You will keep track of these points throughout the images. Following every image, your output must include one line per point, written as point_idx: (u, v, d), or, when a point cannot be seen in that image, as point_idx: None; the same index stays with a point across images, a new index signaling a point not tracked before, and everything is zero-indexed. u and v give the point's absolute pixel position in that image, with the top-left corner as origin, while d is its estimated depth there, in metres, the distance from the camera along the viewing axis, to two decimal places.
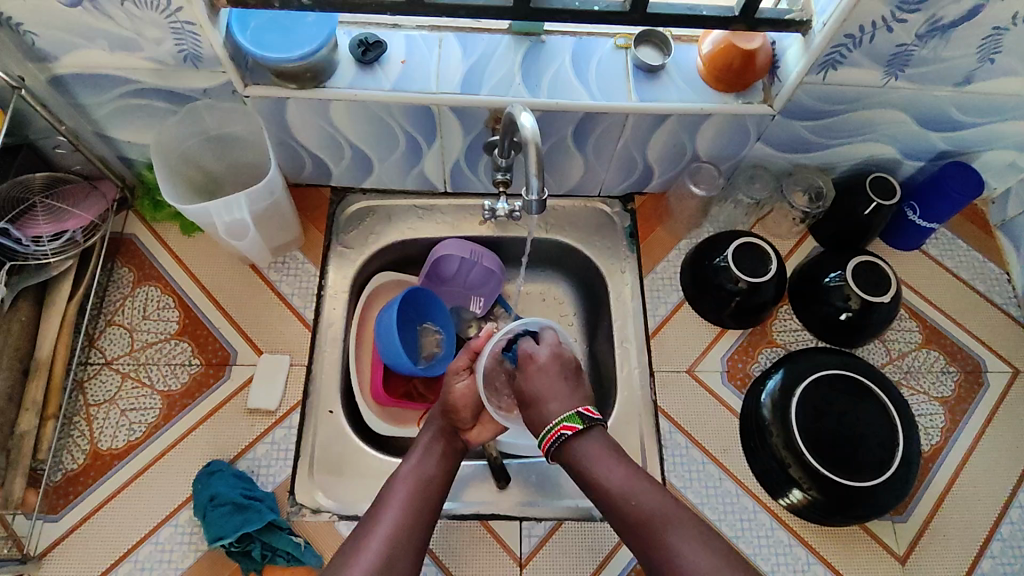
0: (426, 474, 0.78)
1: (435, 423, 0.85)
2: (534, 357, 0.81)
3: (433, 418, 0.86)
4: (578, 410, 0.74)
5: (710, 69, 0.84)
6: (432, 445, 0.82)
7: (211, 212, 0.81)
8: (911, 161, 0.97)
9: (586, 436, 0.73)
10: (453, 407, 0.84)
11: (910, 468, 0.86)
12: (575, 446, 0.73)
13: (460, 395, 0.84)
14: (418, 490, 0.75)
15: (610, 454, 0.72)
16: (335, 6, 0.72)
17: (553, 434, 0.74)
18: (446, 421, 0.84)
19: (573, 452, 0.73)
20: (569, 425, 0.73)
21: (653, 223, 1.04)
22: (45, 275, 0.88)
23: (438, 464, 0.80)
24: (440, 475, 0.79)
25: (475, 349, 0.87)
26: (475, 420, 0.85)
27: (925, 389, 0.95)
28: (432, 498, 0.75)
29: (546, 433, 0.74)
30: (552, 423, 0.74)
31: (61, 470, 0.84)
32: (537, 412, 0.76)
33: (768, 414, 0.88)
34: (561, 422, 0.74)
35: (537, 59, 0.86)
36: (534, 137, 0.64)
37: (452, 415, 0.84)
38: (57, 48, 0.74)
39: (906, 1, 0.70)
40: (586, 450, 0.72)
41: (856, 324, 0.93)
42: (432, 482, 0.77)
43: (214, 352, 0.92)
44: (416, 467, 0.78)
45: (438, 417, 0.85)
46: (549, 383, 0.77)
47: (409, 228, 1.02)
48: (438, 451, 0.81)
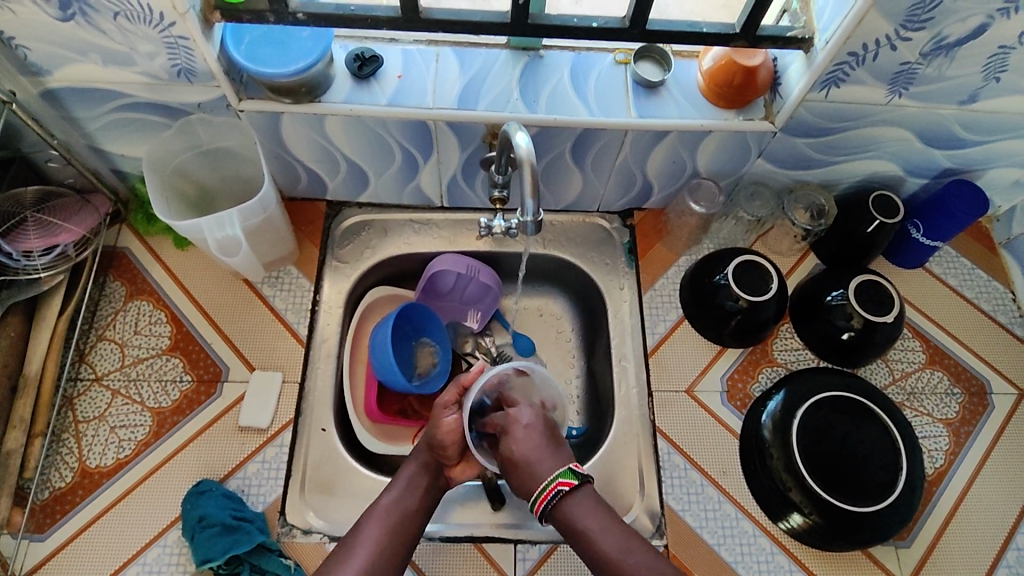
0: (403, 510, 0.76)
1: (421, 457, 0.81)
2: (520, 418, 0.78)
3: (416, 450, 0.82)
4: (571, 465, 0.72)
5: (710, 85, 0.83)
6: (413, 480, 0.79)
7: (202, 228, 0.79)
8: (915, 178, 0.96)
9: (580, 495, 0.71)
10: (440, 443, 0.79)
11: (914, 491, 0.84)
12: (570, 505, 0.71)
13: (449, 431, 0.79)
14: (392, 527, 0.74)
15: (604, 513, 0.70)
16: (331, 20, 0.71)
17: (548, 490, 0.71)
18: (432, 457, 0.81)
19: (568, 514, 0.71)
20: (565, 480, 0.71)
21: (652, 239, 1.03)
22: (34, 291, 0.87)
23: (418, 501, 0.77)
24: (418, 512, 0.77)
25: (464, 384, 0.83)
26: (460, 456, 0.82)
27: (929, 411, 0.94)
28: (405, 537, 0.74)
29: (540, 493, 0.71)
30: (546, 479, 0.72)
31: (48, 488, 0.83)
32: (525, 470, 0.73)
33: (768, 435, 0.86)
34: (556, 478, 0.71)
35: (535, 74, 0.85)
36: (529, 157, 0.63)
37: (438, 449, 0.80)
38: (49, 62, 0.73)
39: (911, 19, 0.69)
40: (579, 512, 0.70)
41: (857, 344, 0.91)
42: (408, 521, 0.75)
43: (205, 368, 0.90)
44: (394, 503, 0.76)
45: (423, 450, 0.81)
46: (537, 444, 0.75)
47: (405, 243, 1.00)
48: (421, 488, 0.79)
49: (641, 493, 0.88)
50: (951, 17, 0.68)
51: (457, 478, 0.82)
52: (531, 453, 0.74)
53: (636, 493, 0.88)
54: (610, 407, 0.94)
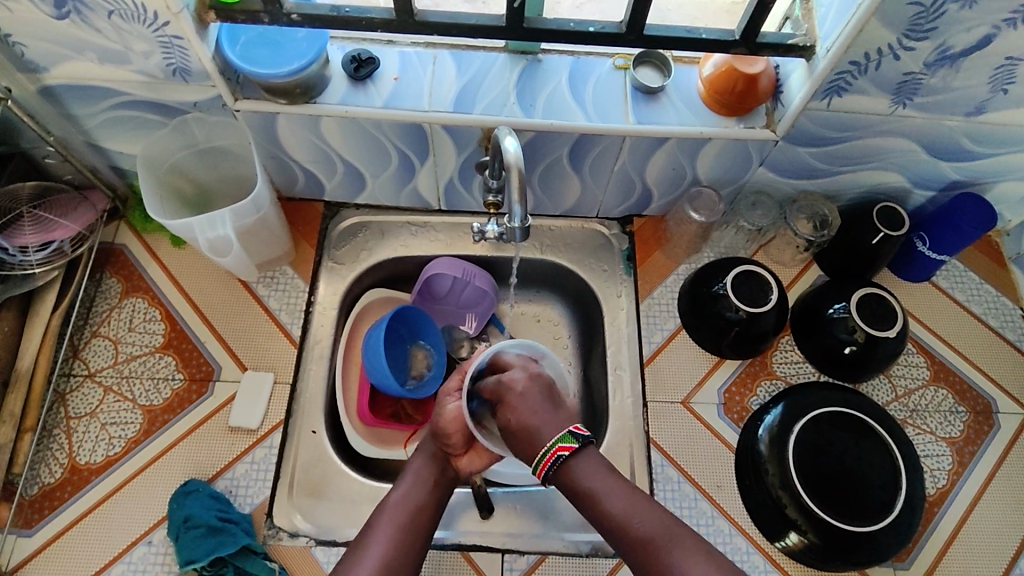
0: (414, 505, 0.75)
1: (428, 449, 0.82)
2: (511, 384, 0.77)
3: (424, 443, 0.83)
4: (569, 428, 0.71)
5: (711, 92, 0.81)
6: (422, 473, 0.79)
7: (194, 226, 0.79)
8: (921, 191, 0.94)
9: (582, 458, 0.70)
10: (442, 431, 0.80)
11: (914, 511, 0.82)
12: (573, 468, 0.69)
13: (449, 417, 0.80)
14: (405, 522, 0.74)
15: (608, 473, 0.69)
16: (326, 22, 0.71)
17: (549, 456, 0.70)
18: (439, 448, 0.81)
19: (571, 476, 0.69)
20: (564, 446, 0.69)
21: (652, 246, 1.01)
22: (30, 285, 0.87)
23: (427, 495, 0.77)
24: (429, 506, 0.76)
25: (466, 370, 0.85)
26: (466, 447, 0.81)
27: (932, 429, 0.91)
28: (419, 530, 0.74)
29: (542, 457, 0.70)
30: (547, 445, 0.70)
31: (37, 483, 0.83)
32: (527, 437, 0.72)
33: (765, 450, 0.85)
34: (557, 442, 0.70)
35: (533, 78, 0.84)
36: (516, 162, 0.61)
37: (443, 439, 0.80)
38: (45, 59, 0.74)
39: (914, 29, 0.67)
40: (584, 473, 0.69)
41: (859, 359, 0.89)
42: (420, 516, 0.75)
43: (197, 367, 0.90)
44: (405, 497, 0.76)
45: (430, 442, 0.82)
46: (533, 407, 0.74)
47: (402, 245, 1.00)
48: (429, 480, 0.79)
49: None
50: (955, 27, 0.66)
51: (464, 467, 0.81)
52: (531, 418, 0.73)
53: None
54: (604, 416, 0.92)
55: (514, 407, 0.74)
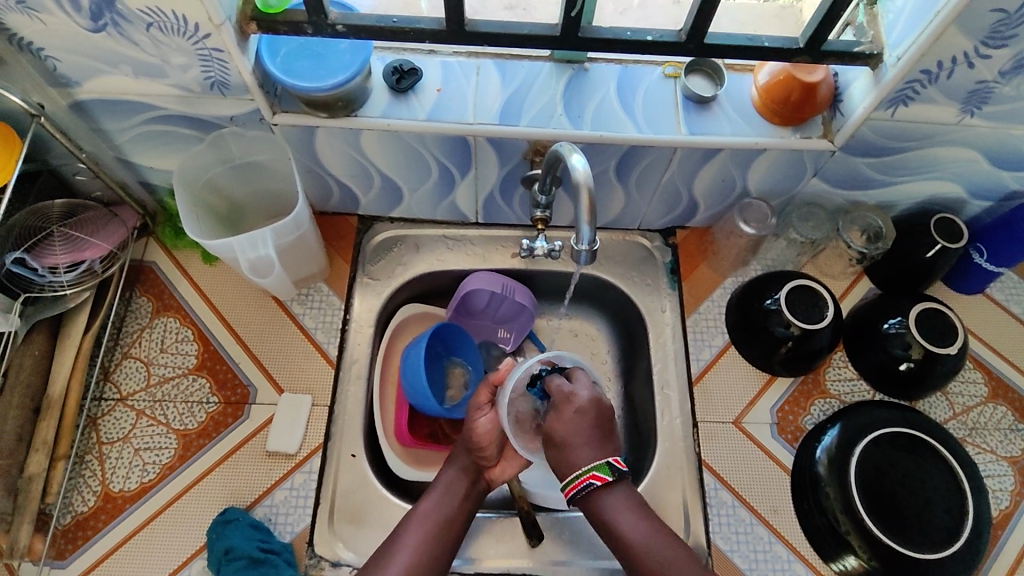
0: (446, 515, 0.76)
1: (462, 461, 0.80)
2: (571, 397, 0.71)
3: (457, 455, 0.81)
4: (608, 459, 0.68)
5: (767, 100, 0.78)
6: (452, 485, 0.78)
7: (234, 246, 0.76)
8: (978, 201, 0.91)
9: (613, 489, 0.69)
10: (477, 444, 0.79)
11: (982, 535, 0.78)
12: (602, 499, 0.69)
13: (483, 430, 0.79)
14: (431, 534, 0.74)
15: (635, 512, 0.69)
16: (372, 32, 0.68)
17: (579, 483, 0.68)
18: (472, 460, 0.80)
19: (597, 507, 0.69)
20: (598, 475, 0.68)
21: (696, 259, 0.98)
22: (62, 308, 0.83)
23: (458, 506, 0.77)
24: (458, 518, 0.76)
25: (494, 382, 0.80)
26: (499, 457, 0.80)
27: (993, 448, 0.88)
28: (446, 542, 0.74)
29: (573, 480, 0.68)
30: (578, 471, 0.68)
31: (70, 512, 0.80)
32: (561, 456, 0.70)
33: (823, 471, 0.82)
34: (591, 470, 0.68)
35: (580, 88, 0.81)
36: (586, 180, 0.59)
37: (476, 451, 0.79)
38: (80, 74, 0.71)
39: (993, 36, 0.64)
40: (610, 509, 0.69)
41: (916, 376, 0.86)
42: (447, 527, 0.75)
43: (232, 390, 0.87)
44: (434, 508, 0.76)
45: (465, 454, 0.80)
46: (579, 430, 0.69)
47: (438, 259, 0.96)
48: (460, 493, 0.78)
49: (686, 530, 0.83)
50: None
51: (499, 478, 0.80)
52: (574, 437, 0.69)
53: (682, 530, 0.83)
54: (652, 437, 0.89)
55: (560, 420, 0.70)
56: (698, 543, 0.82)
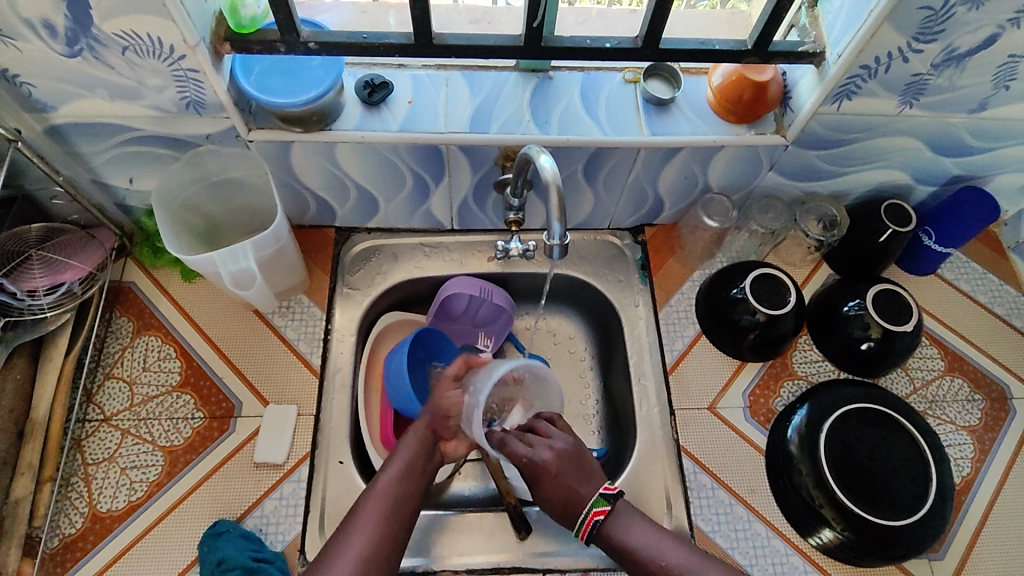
0: (406, 486, 0.75)
1: (420, 435, 0.80)
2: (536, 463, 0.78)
3: (413, 431, 0.81)
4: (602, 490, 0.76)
5: (721, 100, 0.82)
6: (407, 460, 0.77)
7: (215, 261, 0.78)
8: (923, 186, 0.97)
9: (617, 514, 0.75)
10: (442, 417, 0.82)
11: (945, 502, 0.83)
12: (611, 527, 0.75)
13: (451, 400, 0.83)
14: (392, 504, 0.73)
15: (640, 521, 0.75)
16: (343, 48, 0.71)
17: (588, 521, 0.75)
18: (428, 433, 0.80)
19: (611, 534, 0.74)
20: (599, 509, 0.75)
21: (664, 254, 1.02)
22: (41, 330, 0.84)
23: (417, 477, 0.77)
24: (416, 489, 0.76)
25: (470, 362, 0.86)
26: (453, 433, 0.83)
27: (952, 419, 0.93)
28: (405, 513, 0.73)
29: (583, 520, 0.75)
30: (585, 508, 0.75)
31: (58, 535, 0.80)
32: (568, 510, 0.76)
33: (795, 450, 0.85)
34: (593, 508, 0.75)
35: (546, 95, 0.84)
36: (554, 180, 0.64)
37: (439, 425, 0.81)
38: (55, 99, 0.72)
39: (923, 32, 0.69)
40: (620, 525, 0.75)
41: (877, 354, 0.90)
42: (402, 504, 0.74)
43: (217, 404, 0.88)
44: (395, 479, 0.75)
45: (422, 428, 0.81)
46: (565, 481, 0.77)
47: (416, 267, 0.98)
48: (419, 466, 0.78)
49: (669, 513, 0.86)
50: (962, 28, 0.69)
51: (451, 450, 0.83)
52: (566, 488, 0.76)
53: (664, 514, 0.86)
54: (632, 427, 0.92)
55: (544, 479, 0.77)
56: (681, 526, 0.85)
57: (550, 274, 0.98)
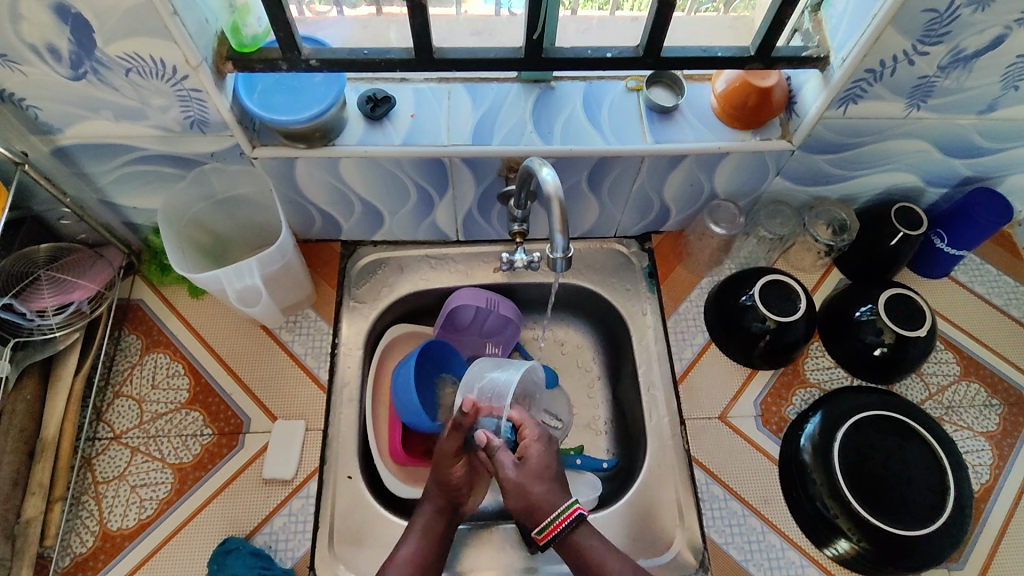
0: (421, 559, 0.74)
1: (436, 499, 0.77)
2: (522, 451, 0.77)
3: (428, 495, 0.78)
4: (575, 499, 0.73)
5: (725, 107, 0.81)
6: (426, 527, 0.76)
7: (221, 278, 0.79)
8: (934, 188, 0.95)
9: (584, 525, 0.73)
10: (453, 483, 0.78)
11: (964, 510, 0.81)
12: (577, 536, 0.72)
13: (460, 474, 0.78)
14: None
15: (608, 542, 0.72)
16: (345, 65, 0.71)
17: (555, 523, 0.71)
18: (444, 496, 0.78)
19: (575, 542, 0.72)
20: (572, 511, 0.72)
21: (671, 262, 1.02)
22: (50, 350, 0.85)
23: (433, 554, 0.75)
24: (438, 559, 0.75)
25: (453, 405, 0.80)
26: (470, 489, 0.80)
27: (969, 424, 0.92)
28: None
29: (553, 520, 0.72)
30: (558, 510, 0.72)
31: (69, 554, 0.80)
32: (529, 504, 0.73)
33: (808, 459, 0.84)
34: (567, 507, 0.72)
35: (548, 105, 0.84)
36: (556, 192, 0.64)
37: (451, 488, 0.78)
38: (61, 121, 0.73)
39: (928, 34, 0.68)
40: (583, 538, 0.72)
41: (890, 360, 0.89)
42: (426, 571, 0.74)
43: (226, 420, 0.88)
44: (413, 554, 0.74)
45: (436, 492, 0.78)
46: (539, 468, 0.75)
47: (422, 279, 0.98)
48: (435, 535, 0.76)
49: (681, 525, 0.85)
50: (967, 30, 0.68)
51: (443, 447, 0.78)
52: (536, 483, 0.74)
53: (677, 525, 0.85)
54: (642, 437, 0.90)
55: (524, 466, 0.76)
56: (694, 538, 0.84)
57: (556, 283, 0.97)
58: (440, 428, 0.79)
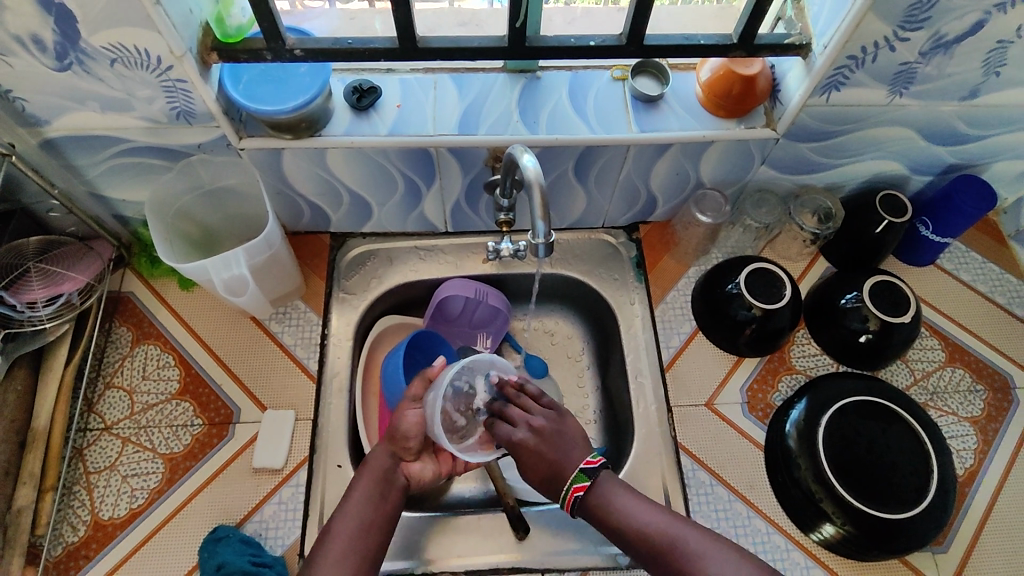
0: (367, 517, 0.72)
1: (381, 460, 0.77)
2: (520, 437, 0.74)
3: (374, 454, 0.78)
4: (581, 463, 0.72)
5: (710, 95, 0.82)
6: (371, 485, 0.75)
7: (209, 268, 0.79)
8: (919, 176, 0.96)
9: (600, 484, 0.72)
10: (402, 436, 0.77)
11: (947, 493, 0.82)
12: (593, 497, 0.71)
13: (415, 421, 0.77)
14: (360, 536, 0.71)
15: (626, 492, 0.71)
16: (329, 54, 0.72)
17: (569, 497, 0.71)
18: (388, 454, 0.77)
19: (596, 506, 0.71)
20: (579, 485, 0.71)
21: (660, 252, 1.02)
22: (40, 341, 0.86)
23: (377, 511, 0.73)
24: (385, 516, 0.74)
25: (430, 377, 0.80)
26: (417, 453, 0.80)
27: (954, 410, 0.92)
28: (373, 543, 0.71)
29: (565, 494, 0.71)
30: (566, 485, 0.71)
31: (61, 544, 0.81)
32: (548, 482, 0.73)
33: (794, 445, 0.85)
34: (571, 484, 0.71)
35: (534, 95, 0.85)
36: (538, 178, 0.64)
37: (399, 444, 0.78)
38: (47, 113, 0.73)
39: (908, 20, 0.69)
40: (603, 497, 0.71)
41: (875, 346, 0.89)
42: (372, 530, 0.72)
43: (216, 411, 0.89)
44: (359, 512, 0.72)
45: (382, 451, 0.78)
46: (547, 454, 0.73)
47: (411, 270, 0.98)
48: (379, 492, 0.75)
49: None
50: (947, 16, 0.69)
51: (405, 424, 0.77)
52: (549, 461, 0.72)
53: None
54: (629, 425, 0.91)
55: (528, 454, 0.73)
56: None
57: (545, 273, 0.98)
58: (410, 406, 0.79)
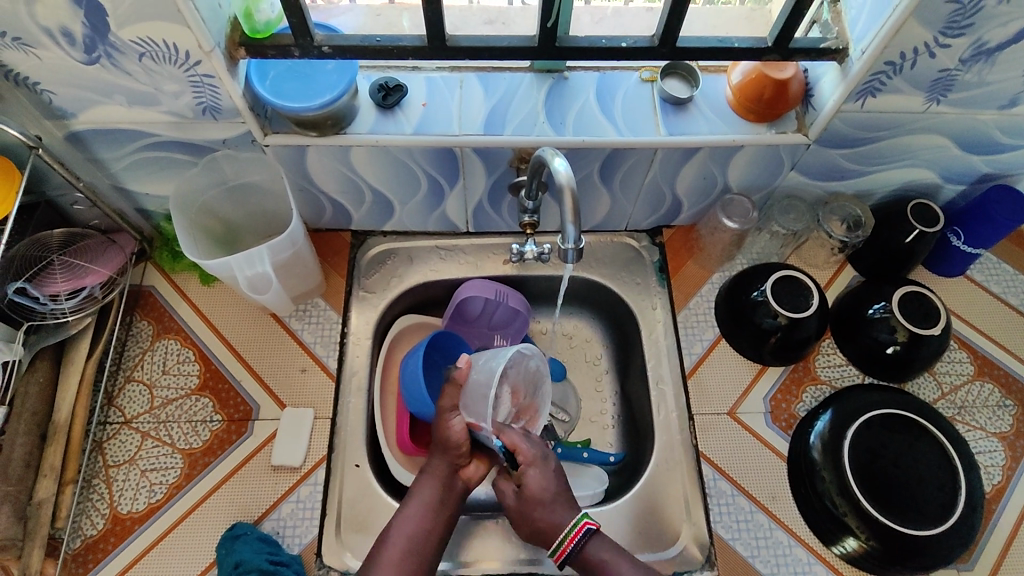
0: (423, 527, 0.73)
1: (438, 468, 0.76)
2: (530, 463, 0.74)
3: (432, 461, 0.77)
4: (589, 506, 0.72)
5: (742, 99, 0.80)
6: (429, 496, 0.74)
7: (232, 264, 0.79)
8: (952, 185, 0.94)
9: (597, 534, 0.72)
10: (455, 444, 0.76)
11: (975, 510, 0.80)
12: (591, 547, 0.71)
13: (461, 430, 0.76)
14: (416, 544, 0.72)
15: (621, 553, 0.71)
16: (357, 51, 0.71)
17: (569, 538, 0.71)
18: (445, 464, 0.76)
19: (591, 556, 0.71)
20: (587, 522, 0.71)
21: (683, 257, 1.01)
22: (63, 334, 0.86)
23: (433, 521, 0.73)
24: (442, 525, 0.74)
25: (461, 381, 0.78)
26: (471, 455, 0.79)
27: (982, 425, 0.90)
28: (428, 553, 0.72)
29: (564, 536, 0.71)
30: (571, 522, 0.71)
31: (80, 537, 0.81)
32: (545, 519, 0.72)
33: (818, 457, 0.83)
34: (580, 519, 0.71)
35: (560, 96, 0.84)
36: (568, 182, 0.63)
37: (453, 452, 0.76)
38: (74, 106, 0.73)
39: (950, 26, 0.67)
40: (598, 551, 0.71)
41: (903, 358, 0.87)
42: (427, 540, 0.73)
43: (235, 407, 0.89)
44: (415, 523, 0.73)
45: (439, 457, 0.77)
46: (549, 489, 0.73)
47: (432, 269, 0.98)
48: (435, 504, 0.74)
49: (687, 520, 0.84)
50: (991, 22, 0.67)
51: (452, 432, 0.76)
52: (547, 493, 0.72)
53: (684, 521, 0.84)
54: (649, 432, 0.90)
55: (535, 482, 0.73)
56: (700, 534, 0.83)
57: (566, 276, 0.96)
58: (452, 414, 0.77)
